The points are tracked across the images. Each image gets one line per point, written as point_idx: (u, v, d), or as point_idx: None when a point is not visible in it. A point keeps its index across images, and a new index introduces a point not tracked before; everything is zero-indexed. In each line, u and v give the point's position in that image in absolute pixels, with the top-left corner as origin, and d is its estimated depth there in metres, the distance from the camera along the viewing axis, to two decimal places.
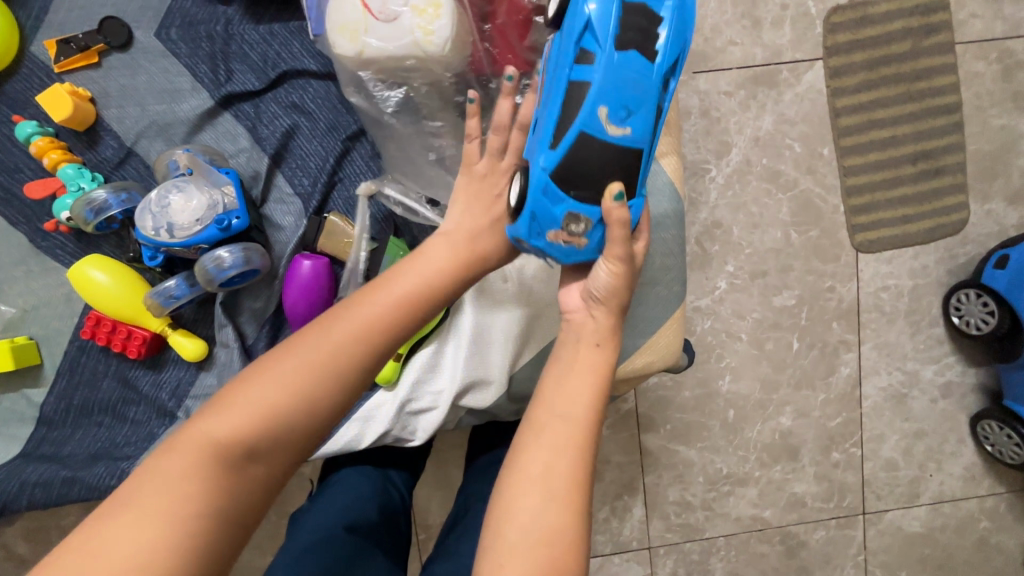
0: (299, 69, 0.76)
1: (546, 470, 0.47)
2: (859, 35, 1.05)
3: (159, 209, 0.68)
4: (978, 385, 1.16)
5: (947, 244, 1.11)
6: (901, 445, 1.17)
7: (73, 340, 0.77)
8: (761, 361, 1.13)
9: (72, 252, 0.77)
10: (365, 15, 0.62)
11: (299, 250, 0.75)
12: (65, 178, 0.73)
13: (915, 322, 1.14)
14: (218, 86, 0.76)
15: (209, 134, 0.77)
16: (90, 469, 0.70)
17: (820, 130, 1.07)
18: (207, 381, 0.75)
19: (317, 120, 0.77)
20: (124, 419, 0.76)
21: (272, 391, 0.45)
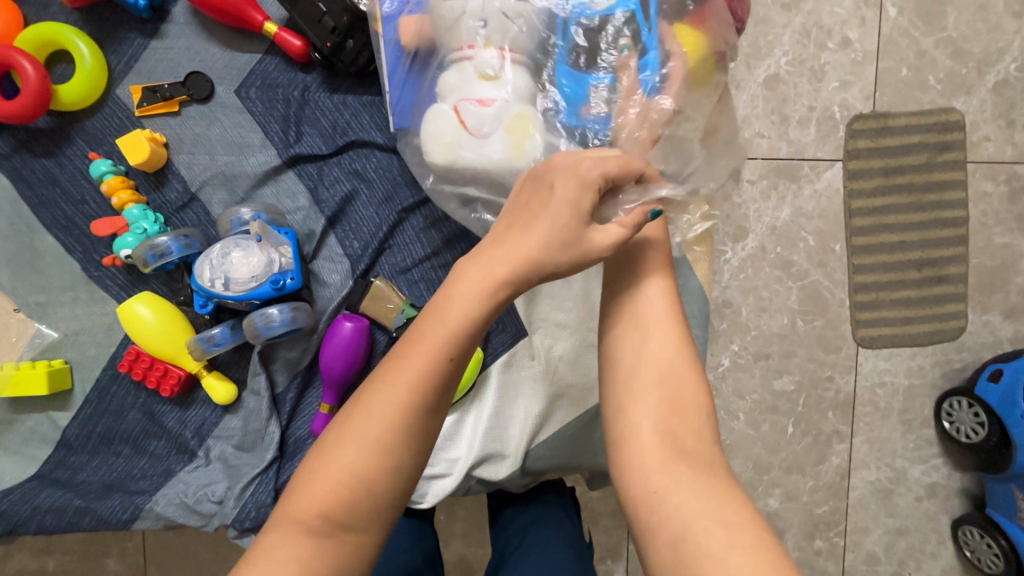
0: (365, 140, 0.79)
1: (654, 336, 0.56)
2: (879, 144, 1.11)
3: (220, 261, 0.71)
4: (963, 490, 1.18)
5: (944, 348, 1.15)
6: (884, 540, 1.18)
7: (107, 369, 0.78)
8: (756, 442, 1.15)
9: (121, 285, 0.79)
10: (460, 131, 0.64)
11: (343, 309, 0.77)
12: (130, 218, 0.76)
13: (907, 421, 1.17)
14: (287, 146, 0.79)
15: (271, 189, 0.80)
16: (104, 501, 0.72)
17: (834, 227, 1.12)
18: (231, 424, 0.77)
19: (375, 188, 0.80)
20: (144, 452, 0.77)
21: (347, 461, 0.45)
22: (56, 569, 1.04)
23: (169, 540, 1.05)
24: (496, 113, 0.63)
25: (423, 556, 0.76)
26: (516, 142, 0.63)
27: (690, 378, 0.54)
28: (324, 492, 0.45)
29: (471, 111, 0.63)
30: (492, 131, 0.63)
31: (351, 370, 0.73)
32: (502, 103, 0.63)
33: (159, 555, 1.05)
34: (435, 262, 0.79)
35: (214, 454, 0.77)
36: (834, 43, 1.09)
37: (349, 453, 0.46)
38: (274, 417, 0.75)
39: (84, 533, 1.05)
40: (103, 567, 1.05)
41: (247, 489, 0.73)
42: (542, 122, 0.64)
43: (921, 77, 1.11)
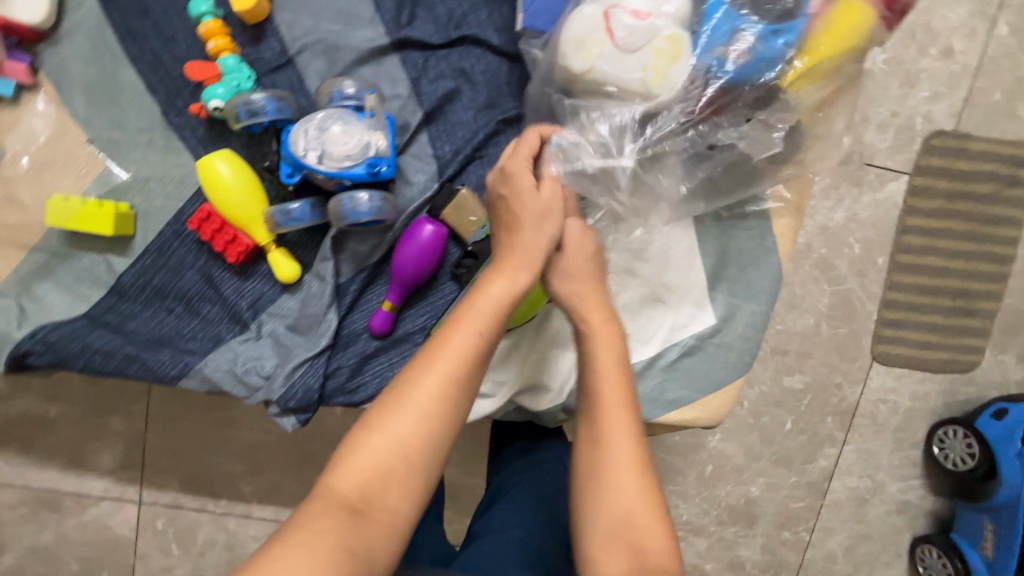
0: (479, 38, 0.77)
1: (617, 500, 0.53)
2: (952, 165, 1.08)
3: (316, 132, 0.68)
4: (931, 512, 1.23)
5: (953, 379, 1.17)
6: (847, 542, 1.24)
7: (171, 224, 0.78)
8: (752, 431, 1.19)
9: (199, 138, 0.78)
10: (605, 38, 0.62)
11: (424, 211, 0.75)
12: (224, 67, 0.73)
13: (899, 439, 1.20)
14: (398, 27, 0.77)
15: (371, 69, 0.77)
16: (153, 353, 0.73)
17: (883, 239, 1.11)
18: (288, 304, 0.77)
19: (478, 92, 0.78)
20: (196, 313, 0.77)
21: (397, 431, 0.49)
22: (60, 416, 1.08)
23: (177, 410, 1.09)
24: (647, 27, 0.62)
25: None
26: (660, 63, 0.62)
27: (658, 553, 0.52)
28: (371, 465, 0.48)
29: (621, 20, 0.62)
30: (639, 48, 0.62)
31: (421, 274, 0.72)
32: (654, 18, 0.62)
33: (161, 424, 1.08)
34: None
35: (265, 330, 0.76)
36: (937, 51, 1.05)
37: (404, 424, 0.49)
38: (335, 306, 0.75)
39: (93, 387, 1.07)
40: (108, 425, 1.08)
41: (297, 369, 0.73)
42: (690, 50, 0.63)
43: (1012, 105, 1.07)
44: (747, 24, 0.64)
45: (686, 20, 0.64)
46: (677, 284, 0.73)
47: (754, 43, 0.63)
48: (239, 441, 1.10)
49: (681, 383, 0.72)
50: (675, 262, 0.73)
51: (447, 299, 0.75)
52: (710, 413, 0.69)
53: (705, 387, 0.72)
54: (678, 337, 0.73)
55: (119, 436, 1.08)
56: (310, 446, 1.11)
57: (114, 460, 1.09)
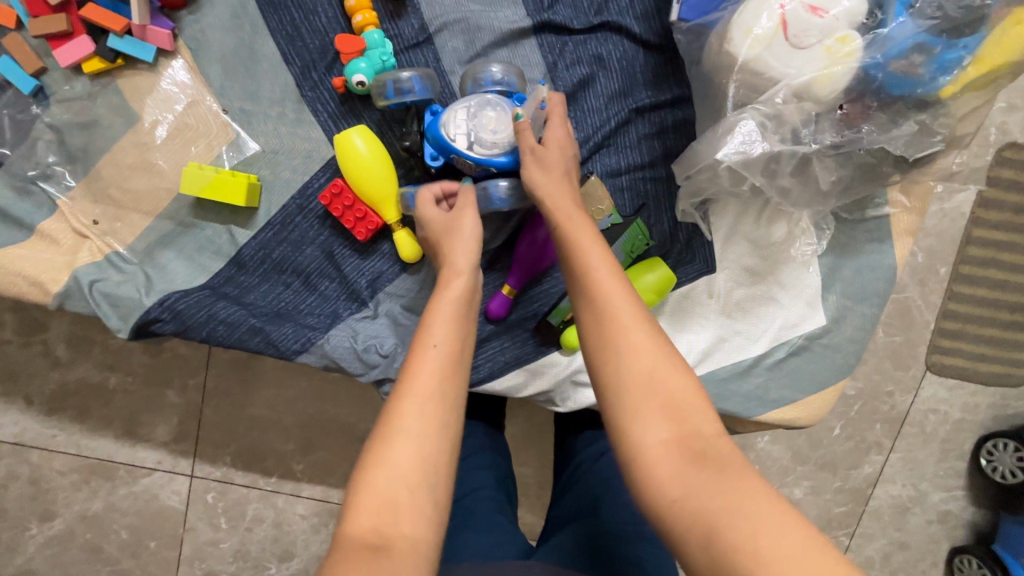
0: (619, 25, 0.81)
1: (620, 348, 0.53)
2: (1022, 178, 1.08)
3: (468, 118, 0.72)
4: (971, 524, 1.24)
5: (1003, 393, 1.18)
6: (884, 549, 1.25)
7: (295, 199, 0.79)
8: (800, 433, 1.20)
9: (331, 113, 0.80)
10: (777, 29, 0.65)
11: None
12: (370, 42, 0.76)
13: (946, 449, 1.21)
14: (540, 10, 0.81)
15: (508, 51, 0.82)
16: (277, 326, 0.74)
17: (945, 249, 1.11)
18: (405, 284, 0.79)
19: (611, 79, 0.82)
20: (314, 289, 0.79)
21: (395, 456, 0.51)
22: (117, 387, 1.08)
23: (232, 386, 1.09)
24: (823, 26, 0.64)
25: (496, 478, 0.79)
26: (827, 63, 0.64)
27: (673, 381, 0.51)
28: (382, 494, 0.50)
29: (799, 15, 0.64)
30: (810, 46, 0.64)
31: (543, 263, 0.79)
32: (833, 18, 0.64)
33: (217, 398, 1.09)
34: (647, 172, 0.81)
35: (382, 310, 0.78)
36: None
37: (401, 449, 0.51)
38: None
39: (150, 360, 1.07)
40: (163, 397, 1.08)
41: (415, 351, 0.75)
42: (862, 52, 0.65)
43: None
44: (927, 38, 0.65)
45: (865, 23, 0.65)
46: (790, 284, 0.78)
47: (926, 57, 0.65)
48: (291, 420, 1.10)
49: (788, 383, 0.77)
50: (790, 263, 0.78)
51: (557, 291, 0.82)
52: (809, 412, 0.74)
53: (809, 387, 0.77)
54: (787, 337, 0.78)
55: (173, 408, 1.09)
56: (363, 427, 1.11)
57: (168, 432, 1.09)
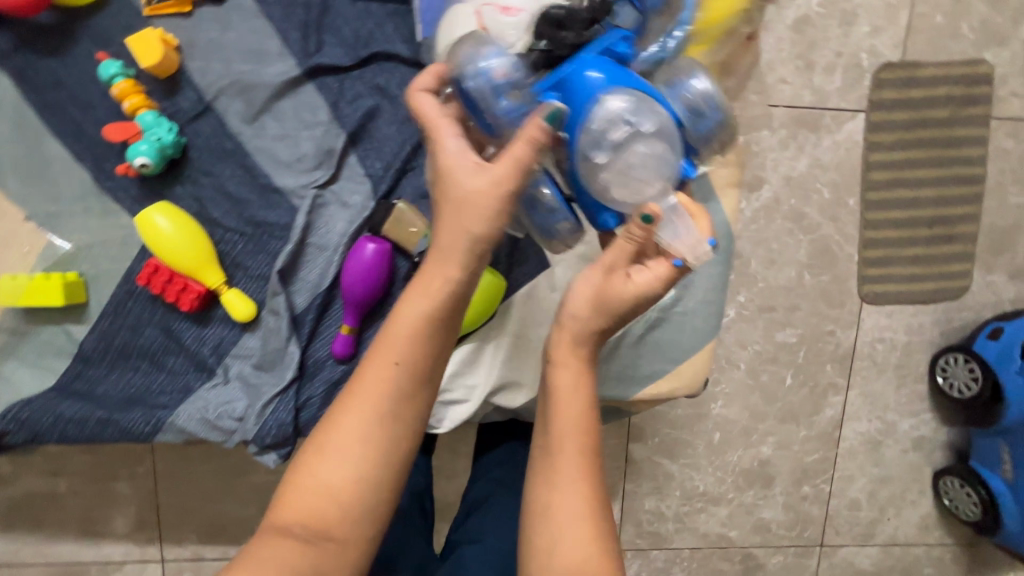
0: (389, 52, 0.76)
1: (562, 492, 0.57)
2: (904, 95, 1.08)
3: (608, 124, 0.53)
4: (947, 443, 1.23)
5: (945, 307, 1.16)
6: (867, 487, 1.24)
7: (123, 283, 0.76)
8: (753, 391, 1.18)
9: (134, 198, 0.77)
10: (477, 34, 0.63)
11: (365, 231, 0.74)
12: (144, 124, 0.72)
13: (902, 375, 1.19)
14: (307, 56, 0.75)
15: (290, 102, 0.76)
16: (125, 413, 0.72)
17: (849, 180, 1.10)
18: (251, 343, 0.76)
19: (397, 106, 0.77)
20: (162, 367, 0.76)
21: (325, 471, 0.52)
22: (68, 491, 1.09)
23: (178, 464, 1.09)
24: (518, 22, 0.61)
25: (410, 491, 0.79)
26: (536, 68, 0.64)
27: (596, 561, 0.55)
28: (308, 504, 0.52)
29: (491, 16, 0.62)
30: (509, 43, 0.63)
31: (372, 294, 0.72)
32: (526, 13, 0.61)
33: (167, 480, 1.09)
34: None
35: (232, 373, 0.75)
36: None
37: (335, 465, 0.52)
38: (295, 337, 0.74)
39: (93, 457, 1.08)
40: (113, 490, 1.09)
41: (269, 407, 0.72)
42: None
43: (955, 25, 1.06)
44: None
45: None
46: None
47: None
48: (243, 486, 1.10)
49: (653, 355, 0.77)
50: None
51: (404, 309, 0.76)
52: (685, 382, 0.75)
53: (677, 355, 0.77)
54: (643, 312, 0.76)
55: (127, 498, 1.10)
56: None
57: (127, 524, 1.10)
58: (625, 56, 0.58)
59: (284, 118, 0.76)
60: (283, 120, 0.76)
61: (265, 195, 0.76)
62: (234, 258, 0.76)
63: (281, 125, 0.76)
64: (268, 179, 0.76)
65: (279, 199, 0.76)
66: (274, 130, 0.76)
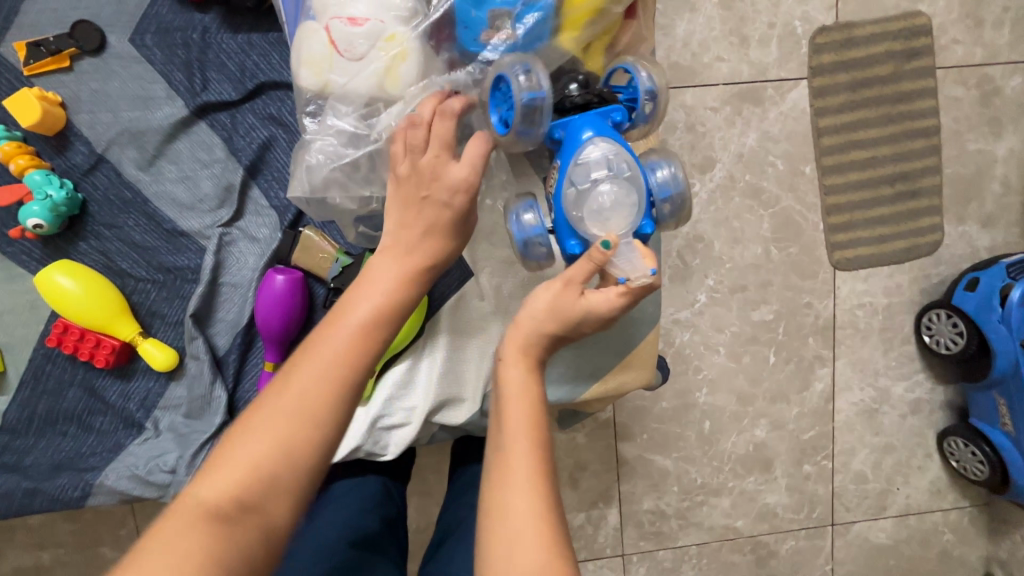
0: (276, 81, 0.72)
1: (519, 506, 0.47)
2: (845, 57, 1.06)
3: (592, 164, 0.54)
4: (946, 403, 1.19)
5: (921, 264, 1.14)
6: (871, 458, 1.20)
7: (39, 347, 0.74)
8: (737, 374, 1.15)
9: (39, 259, 0.73)
10: (331, 52, 0.61)
11: (274, 264, 0.72)
12: (31, 184, 0.68)
13: (888, 339, 1.16)
14: (193, 95, 0.71)
15: (184, 143, 0.73)
16: (52, 480, 0.68)
17: (802, 149, 1.09)
18: (178, 392, 0.73)
19: (294, 133, 0.74)
20: (90, 429, 0.73)
21: (261, 433, 0.44)
22: (53, 562, 1.07)
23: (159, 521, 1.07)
24: (367, 33, 0.60)
25: None
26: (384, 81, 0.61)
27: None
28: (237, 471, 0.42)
29: (339, 30, 0.60)
30: (361, 55, 0.61)
31: (291, 324, 0.70)
32: (375, 23, 0.60)
33: None
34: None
35: (163, 425, 0.73)
36: None
37: (276, 423, 0.44)
38: (219, 380, 0.72)
39: (73, 525, 1.06)
40: (100, 555, 1.07)
41: (200, 454, 0.69)
42: (416, 42, 0.61)
43: None
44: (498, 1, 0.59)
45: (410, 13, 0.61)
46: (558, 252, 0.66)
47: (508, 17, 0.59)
48: None
49: (603, 352, 0.67)
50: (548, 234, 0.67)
51: None
52: (639, 371, 0.68)
53: (628, 345, 0.67)
54: None
55: (113, 562, 1.07)
56: None
57: None
58: (620, 124, 0.57)
59: (180, 160, 0.73)
60: (180, 162, 0.73)
61: (171, 239, 0.73)
62: (149, 307, 0.74)
63: (178, 168, 0.73)
64: (172, 224, 0.73)
65: (186, 243, 0.74)
66: (172, 173, 0.73)
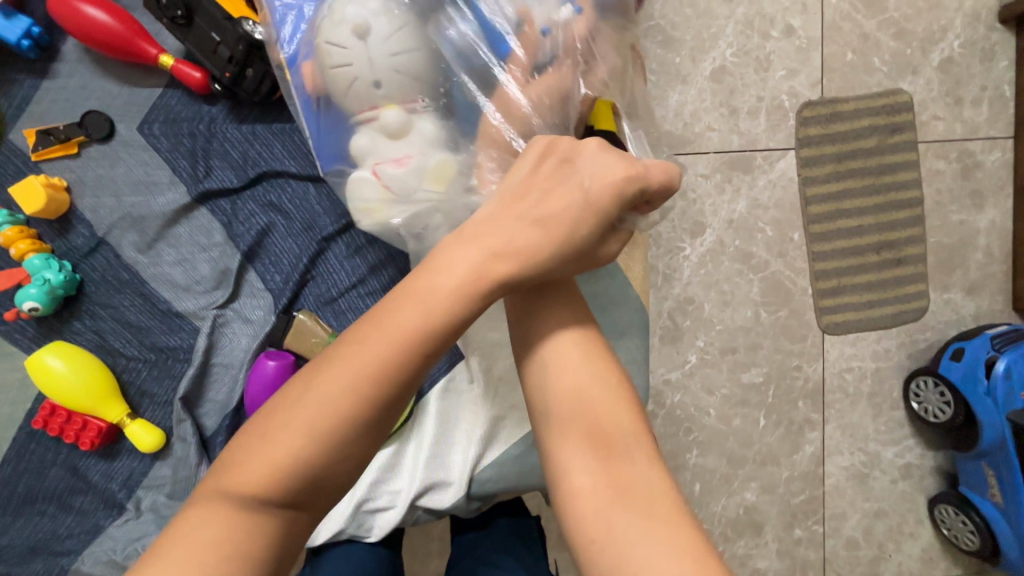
0: (278, 169, 0.74)
1: (569, 377, 0.49)
2: (830, 130, 1.10)
3: (472, 13, 0.60)
4: (937, 468, 1.19)
5: (908, 329, 1.15)
6: (862, 524, 1.19)
7: (23, 426, 0.73)
8: (728, 437, 1.15)
9: (31, 337, 0.74)
10: (384, 194, 0.61)
11: (266, 347, 0.71)
12: (31, 268, 0.70)
13: (877, 404, 1.17)
14: (196, 181, 0.73)
15: (184, 227, 0.74)
16: (27, 564, 0.69)
17: (790, 216, 1.11)
18: (162, 473, 0.73)
19: (293, 219, 0.74)
20: (70, 508, 0.72)
21: (303, 419, 0.41)
22: None
23: None
24: (411, 172, 0.60)
25: None
26: (436, 192, 0.60)
27: (606, 408, 0.48)
28: (277, 455, 0.40)
29: (389, 173, 0.60)
30: (412, 189, 0.60)
31: None
32: (417, 159, 0.60)
33: None
34: (363, 289, 0.72)
35: (145, 506, 0.72)
36: (779, 32, 1.08)
37: (323, 399, 0.41)
38: (205, 462, 0.70)
39: None
40: None
41: None
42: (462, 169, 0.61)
43: (867, 60, 1.10)
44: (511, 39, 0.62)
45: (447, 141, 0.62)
46: None
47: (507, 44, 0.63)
48: None
49: None
50: None
51: None
52: None
53: None
54: None
55: None
56: None
57: None
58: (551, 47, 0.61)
59: (179, 243, 0.74)
60: (179, 245, 0.74)
61: (165, 319, 0.74)
62: (139, 386, 0.74)
63: (177, 251, 0.74)
64: (167, 305, 0.74)
65: (180, 323, 0.74)
66: (171, 256, 0.74)
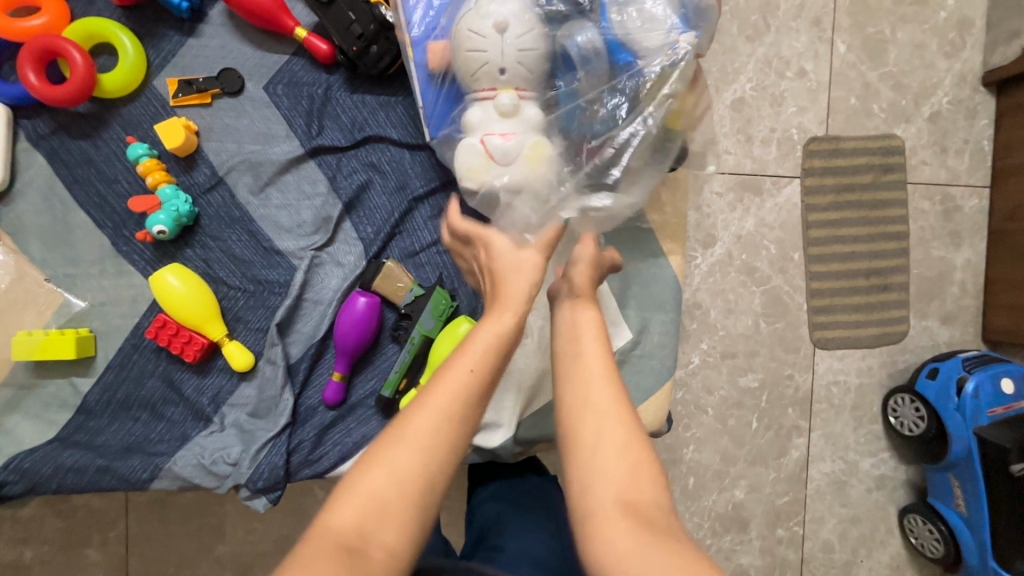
0: (381, 135, 0.82)
1: (598, 414, 0.51)
2: (832, 164, 1.23)
3: (599, 30, 0.68)
4: (907, 481, 1.29)
5: (890, 350, 1.27)
6: (838, 528, 1.28)
7: (128, 338, 0.81)
8: (723, 435, 1.23)
9: (148, 260, 0.82)
10: (486, 161, 0.68)
11: (356, 287, 0.81)
12: (162, 197, 0.78)
13: (858, 416, 1.27)
14: (309, 138, 0.82)
15: (292, 177, 0.83)
16: (124, 460, 0.76)
17: (792, 237, 1.23)
18: (246, 392, 0.80)
19: (389, 179, 0.83)
20: (161, 417, 0.80)
21: (391, 463, 0.45)
22: (34, 559, 1.08)
23: (156, 528, 1.09)
24: (514, 145, 0.67)
25: None
26: (533, 169, 0.67)
27: (634, 442, 0.49)
28: (371, 493, 0.44)
29: (495, 144, 0.67)
30: (514, 161, 0.67)
31: (362, 343, 0.78)
32: (519, 136, 0.67)
33: (140, 546, 1.09)
34: (442, 247, 0.82)
35: (228, 421, 0.80)
36: (793, 73, 1.22)
37: (400, 451, 0.46)
38: (289, 385, 0.79)
39: (65, 523, 1.08)
40: (84, 556, 1.08)
41: (262, 451, 0.77)
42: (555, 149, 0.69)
43: (867, 106, 1.24)
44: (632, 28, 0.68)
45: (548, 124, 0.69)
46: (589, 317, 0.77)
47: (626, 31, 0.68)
48: (229, 556, 1.10)
49: None
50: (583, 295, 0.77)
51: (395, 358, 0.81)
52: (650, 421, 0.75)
53: (636, 396, 0.77)
54: None
55: (97, 566, 1.09)
56: (297, 536, 1.11)
57: None
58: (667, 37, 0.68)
59: (287, 190, 0.83)
60: (287, 192, 0.83)
61: (268, 256, 0.82)
62: (236, 313, 0.82)
63: (284, 197, 0.83)
64: (270, 243, 0.82)
65: (280, 260, 0.82)
66: (278, 200, 0.83)
